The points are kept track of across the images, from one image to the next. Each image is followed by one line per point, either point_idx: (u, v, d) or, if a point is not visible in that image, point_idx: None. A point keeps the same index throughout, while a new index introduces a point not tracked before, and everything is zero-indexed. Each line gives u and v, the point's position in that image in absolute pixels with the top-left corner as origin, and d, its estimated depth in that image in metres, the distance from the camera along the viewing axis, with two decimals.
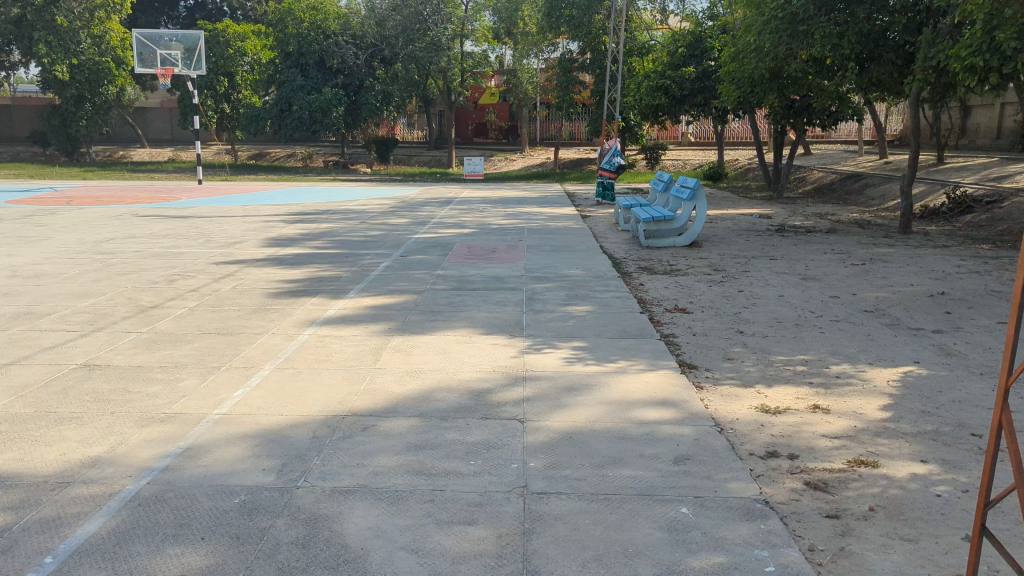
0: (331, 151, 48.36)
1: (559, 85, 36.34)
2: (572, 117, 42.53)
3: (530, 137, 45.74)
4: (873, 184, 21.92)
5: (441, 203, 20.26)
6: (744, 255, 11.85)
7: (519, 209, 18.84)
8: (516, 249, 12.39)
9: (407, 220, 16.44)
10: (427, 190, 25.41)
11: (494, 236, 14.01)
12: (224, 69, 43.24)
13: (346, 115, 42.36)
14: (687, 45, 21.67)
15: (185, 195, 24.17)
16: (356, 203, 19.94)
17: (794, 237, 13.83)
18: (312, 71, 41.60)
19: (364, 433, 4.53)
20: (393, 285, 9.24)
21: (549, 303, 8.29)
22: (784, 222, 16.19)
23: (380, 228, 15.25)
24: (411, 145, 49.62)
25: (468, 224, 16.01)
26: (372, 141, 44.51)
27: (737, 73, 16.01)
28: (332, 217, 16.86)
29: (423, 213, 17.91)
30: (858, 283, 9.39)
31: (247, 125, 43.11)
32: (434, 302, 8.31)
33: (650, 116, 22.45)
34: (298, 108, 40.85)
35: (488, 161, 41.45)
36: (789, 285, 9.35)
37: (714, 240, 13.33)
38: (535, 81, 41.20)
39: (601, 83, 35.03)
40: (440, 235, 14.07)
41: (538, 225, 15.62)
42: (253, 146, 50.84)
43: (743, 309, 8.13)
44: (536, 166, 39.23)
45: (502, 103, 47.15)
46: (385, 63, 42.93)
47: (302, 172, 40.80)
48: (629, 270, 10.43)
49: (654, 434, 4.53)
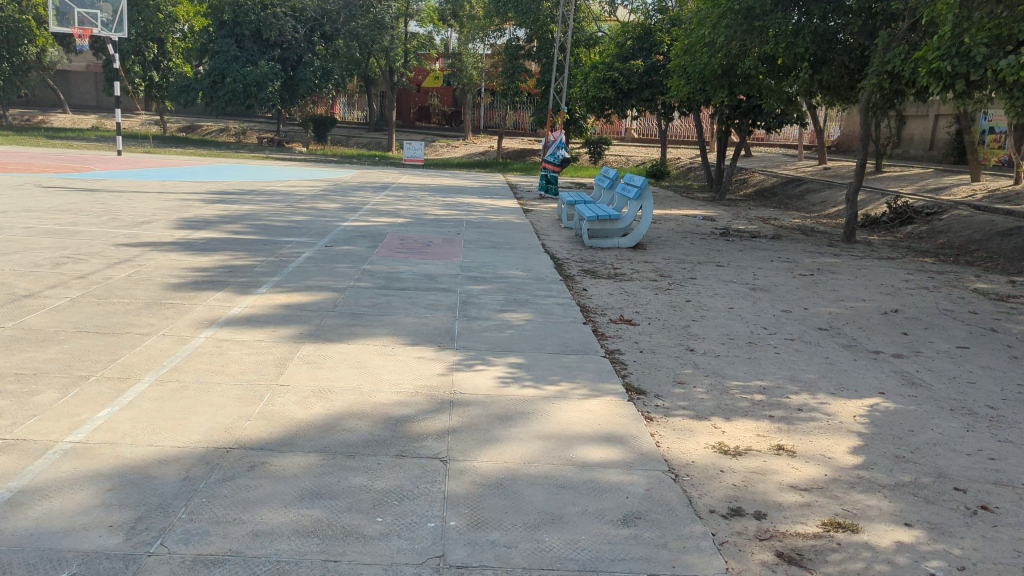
0: (266, 128, 46.54)
1: (504, 72, 35.56)
2: (516, 106, 41.80)
3: (473, 124, 44.78)
4: (814, 189, 21.82)
5: (376, 189, 19.28)
6: (689, 259, 11.34)
7: (457, 199, 18.01)
8: (453, 244, 11.59)
9: (338, 206, 15.46)
10: (363, 173, 24.34)
11: (429, 228, 13.18)
12: (154, 34, 41.03)
13: (282, 91, 40.75)
14: (636, 37, 21.11)
15: (101, 166, 22.54)
16: (285, 184, 18.78)
17: (739, 242, 13.41)
18: (248, 43, 40.04)
19: (250, 475, 3.72)
20: (313, 280, 8.37)
21: (483, 307, 7.55)
22: (728, 226, 15.79)
23: (308, 212, 14.24)
24: (351, 126, 48.13)
25: (403, 212, 15.13)
26: (310, 120, 42.89)
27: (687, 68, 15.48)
28: (256, 198, 15.75)
29: (356, 198, 16.93)
30: (809, 296, 8.94)
31: (176, 95, 41.09)
32: (356, 302, 7.48)
33: (597, 108, 21.84)
34: (231, 80, 39.11)
35: (430, 146, 40.43)
36: (738, 297, 8.82)
37: (658, 242, 12.79)
38: (480, 66, 40.24)
39: (547, 72, 34.32)
40: (372, 223, 13.18)
41: (476, 218, 14.85)
42: (184, 118, 48.59)
43: (693, 322, 7.56)
44: (478, 154, 38.39)
45: (446, 87, 46.09)
46: (324, 39, 41.68)
47: (234, 148, 39.07)
48: (570, 273, 9.77)
49: (599, 481, 3.84)
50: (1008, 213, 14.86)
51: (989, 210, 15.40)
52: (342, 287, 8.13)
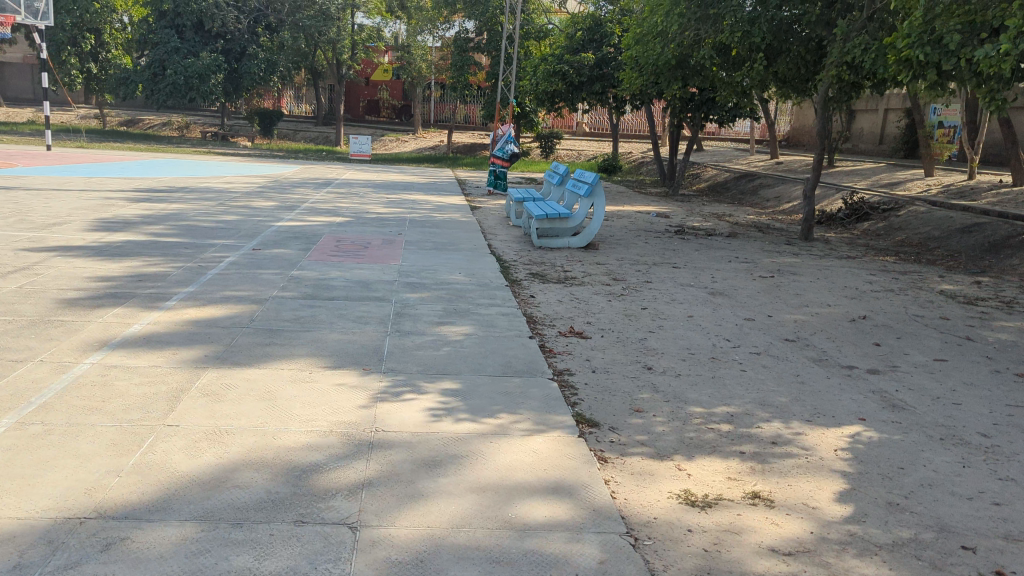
0: (209, 122, 44.83)
1: (454, 65, 34.64)
2: (468, 99, 40.92)
3: (424, 118, 43.76)
4: (768, 184, 21.46)
5: (317, 185, 18.30)
6: (644, 260, 10.72)
7: (402, 196, 17.15)
8: (394, 245, 10.77)
9: (273, 204, 14.48)
10: (306, 168, 23.26)
11: (369, 227, 12.33)
12: (90, 24, 39.08)
13: (226, 83, 39.21)
14: (586, 29, 20.47)
15: (22, 160, 21.03)
16: (219, 181, 17.65)
17: (694, 241, 12.85)
18: (189, 34, 38.41)
19: (103, 561, 2.96)
20: (230, 289, 7.50)
21: (419, 320, 6.79)
22: (682, 223, 15.24)
23: (240, 211, 13.25)
24: (297, 120, 46.70)
25: (343, 210, 14.23)
26: (255, 114, 41.38)
27: (638, 61, 14.86)
28: (185, 195, 14.67)
29: (293, 195, 15.95)
30: (771, 302, 8.40)
31: (113, 88, 39.23)
32: (275, 315, 6.66)
33: (547, 102, 21.14)
34: (172, 73, 37.46)
35: (379, 141, 39.35)
36: (697, 303, 8.23)
37: (611, 241, 12.16)
38: (430, 59, 39.22)
39: (498, 65, 33.53)
40: (307, 223, 12.27)
41: (420, 216, 14.04)
42: (122, 111, 46.53)
43: (650, 334, 6.93)
44: (429, 149, 37.43)
45: (395, 80, 44.99)
46: (269, 30, 40.30)
47: (176, 143, 37.43)
48: (518, 276, 9.07)
49: (543, 554, 3.17)
50: (963, 209, 14.60)
51: (945, 206, 15.12)
52: (263, 297, 7.28)
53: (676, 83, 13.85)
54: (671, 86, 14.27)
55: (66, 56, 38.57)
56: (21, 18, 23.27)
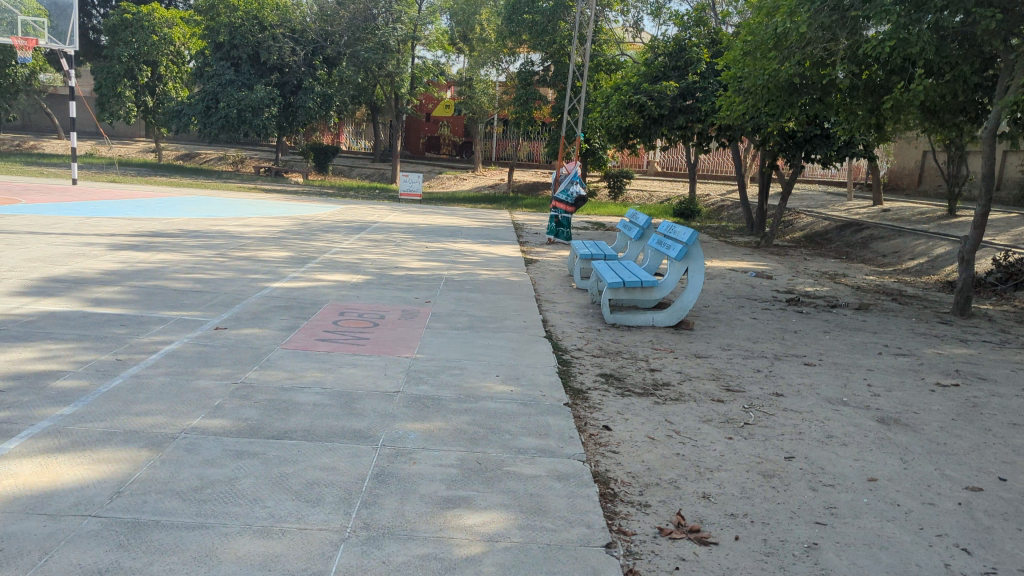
0: (266, 157, 43.40)
1: (517, 98, 32.04)
2: (531, 136, 38.35)
3: (485, 155, 41.46)
4: (880, 235, 18.06)
5: (350, 230, 15.80)
6: (762, 351, 7.67)
7: (446, 244, 14.47)
8: (416, 321, 7.96)
9: (284, 254, 11.96)
10: (347, 209, 20.89)
11: (391, 289, 9.60)
12: (146, 56, 38.04)
13: (279, 117, 37.51)
14: (668, 55, 17.76)
15: (41, 194, 19.21)
16: (235, 223, 15.30)
17: (818, 316, 9.74)
18: (245, 66, 37.04)
19: None
20: (130, 410, 4.77)
21: (411, 495, 3.91)
22: (790, 286, 12.12)
23: (236, 264, 10.71)
24: (355, 156, 44.94)
25: (369, 264, 11.60)
26: (310, 148, 39.62)
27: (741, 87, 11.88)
28: (182, 241, 12.25)
29: (314, 242, 13.43)
30: (990, 450, 5.26)
31: (168, 121, 37.92)
32: (167, 479, 3.89)
33: (620, 139, 18.28)
34: (225, 105, 35.99)
35: (436, 178, 37.02)
36: (872, 449, 5.15)
37: (708, 317, 9.14)
38: (492, 94, 36.66)
39: (564, 99, 30.88)
40: (315, 284, 9.63)
41: (462, 273, 11.30)
42: (180, 145, 45.61)
43: (820, 531, 3.90)
44: (489, 187, 34.99)
45: (457, 116, 42.78)
46: (327, 63, 38.55)
47: (226, 178, 35.82)
48: (585, 385, 6.12)
49: None
50: None
51: None
52: (169, 428, 4.53)
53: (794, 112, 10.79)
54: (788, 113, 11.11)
55: (122, 88, 37.74)
56: (46, 42, 21.66)
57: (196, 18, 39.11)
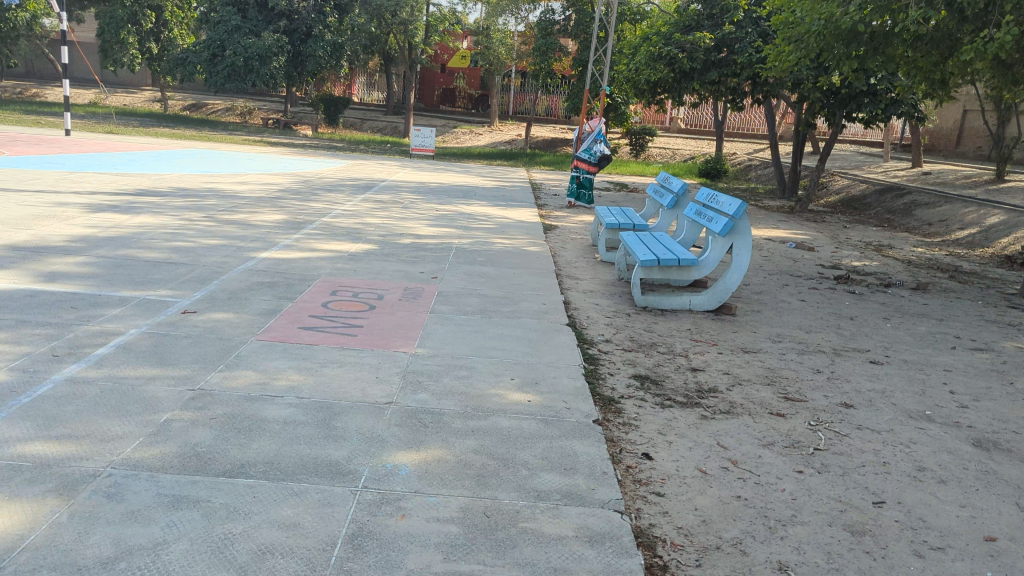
0: (275, 108, 42.12)
1: (536, 49, 30.48)
2: (550, 89, 36.89)
3: (502, 109, 40.02)
4: (924, 202, 16.82)
5: (355, 189, 14.74)
6: (819, 344, 6.60)
7: (457, 206, 13.39)
8: (419, 303, 6.90)
9: (280, 218, 10.94)
10: (355, 165, 19.79)
11: (393, 261, 8.57)
12: (151, 1, 36.68)
13: (287, 66, 36.17)
14: (703, 2, 16.42)
15: (32, 146, 18.24)
16: (232, 181, 14.29)
17: (874, 297, 8.63)
18: (252, 12, 35.62)
19: None
20: (48, 433, 3.80)
21: (393, 572, 2.92)
22: (835, 259, 11.00)
23: (225, 228, 9.71)
24: (367, 108, 43.58)
25: (371, 230, 10.57)
26: (319, 100, 38.30)
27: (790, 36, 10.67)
28: (168, 201, 11.27)
29: (315, 203, 12.40)
30: None
31: (172, 69, 36.61)
32: (69, 547, 2.93)
33: (648, 94, 17.06)
34: (231, 53, 34.68)
35: (450, 132, 35.72)
36: (980, 488, 4.10)
37: (750, 300, 8.05)
38: (510, 45, 35.06)
39: (586, 50, 29.36)
40: (308, 255, 8.59)
41: (473, 242, 10.25)
42: (189, 95, 44.39)
43: None
44: (504, 143, 33.70)
45: (473, 68, 41.26)
46: (338, 10, 37.04)
47: (232, 130, 34.65)
48: (618, 391, 5.08)
49: None
50: None
51: None
52: (92, 461, 3.56)
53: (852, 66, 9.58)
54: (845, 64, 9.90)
55: (125, 34, 36.46)
56: None
57: None
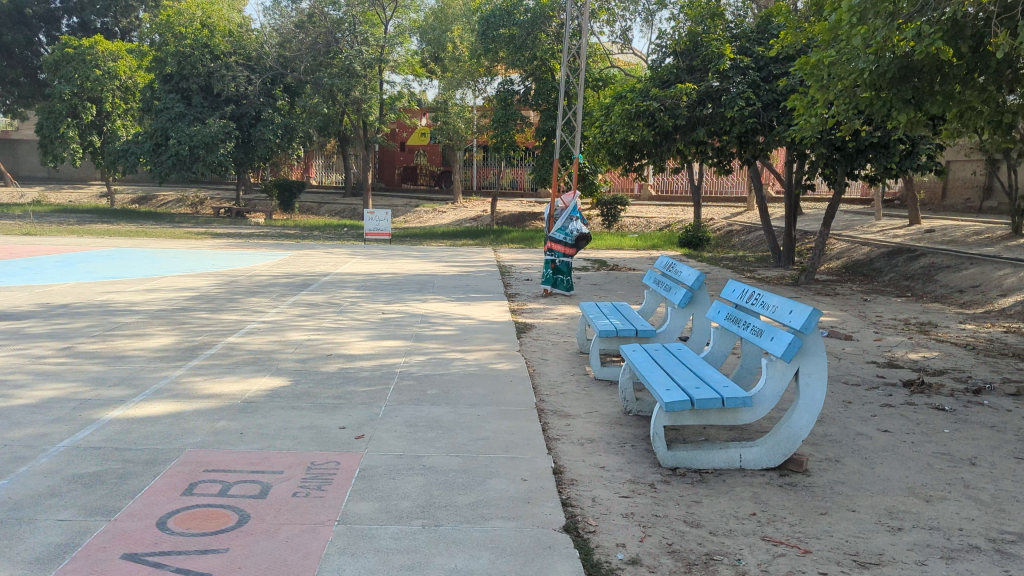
0: (227, 196, 39.53)
1: (496, 121, 28.41)
2: (515, 162, 34.95)
3: (466, 184, 38.22)
4: (947, 264, 14.82)
5: (286, 286, 12.18)
6: (965, 533, 4.15)
7: (408, 304, 10.97)
8: (326, 499, 4.34)
9: (171, 338, 8.32)
10: (299, 256, 17.29)
11: (304, 406, 6.03)
12: (91, 93, 34.10)
13: (236, 151, 33.60)
14: (680, 54, 14.54)
15: None
16: (135, 290, 11.25)
17: (974, 416, 6.29)
18: (196, 98, 33.14)
19: None
20: None
21: None
22: (884, 352, 8.73)
23: (80, 367, 7.05)
24: (325, 191, 41.35)
25: (290, 348, 8.05)
26: (273, 185, 35.87)
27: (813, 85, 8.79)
28: (25, 325, 8.55)
29: (226, 312, 9.77)
30: None
31: (114, 161, 33.80)
32: None
33: (623, 159, 15.04)
34: (175, 142, 31.97)
35: (412, 212, 33.47)
36: None
37: (817, 441, 5.63)
38: (472, 120, 33.10)
39: (552, 120, 27.49)
40: (184, 406, 5.99)
41: (424, 359, 7.76)
42: (136, 187, 41.73)
43: None
44: (470, 220, 31.51)
45: (433, 144, 39.34)
46: (288, 92, 34.94)
47: (177, 221, 31.78)
48: None
49: None
50: None
51: None
52: None
53: (906, 114, 7.69)
54: (895, 111, 7.95)
55: (65, 128, 33.70)
56: None
57: (143, 49, 35.29)
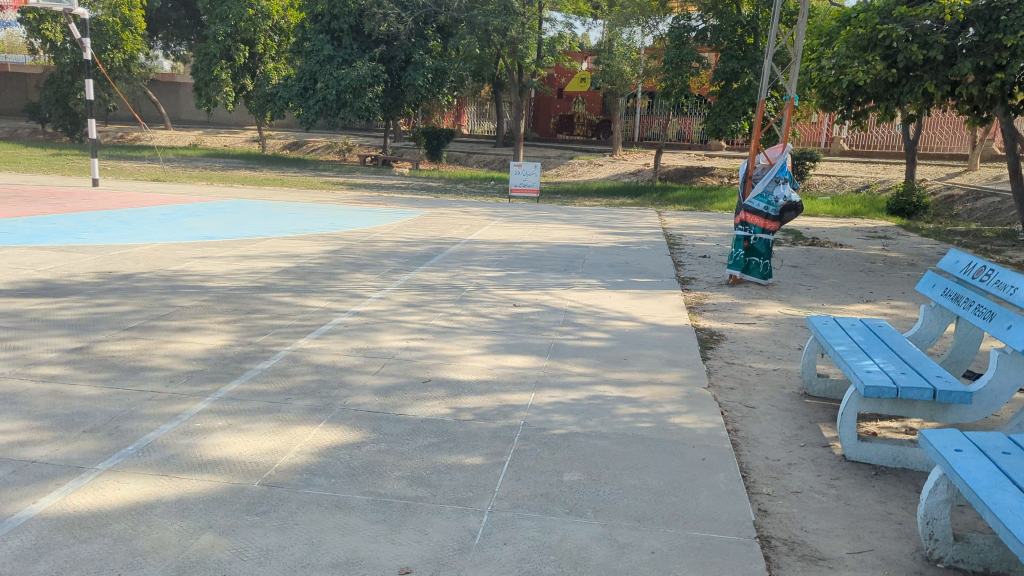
0: (376, 143, 38.36)
1: (667, 61, 24.58)
2: (684, 111, 31.17)
3: (626, 135, 34.89)
4: None
5: (404, 257, 9.80)
6: None
7: (553, 290, 8.28)
8: None
9: (224, 329, 6.05)
10: (431, 215, 14.93)
11: (354, 509, 3.50)
12: (245, 34, 33.31)
13: (385, 97, 31.83)
14: None
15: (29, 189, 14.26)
16: (226, 254, 9.10)
17: None
18: (346, 40, 31.50)
19: None
20: None
21: None
22: None
23: (69, 377, 4.85)
24: (475, 140, 39.33)
25: (375, 362, 5.55)
26: (420, 133, 34.07)
27: None
28: (50, 295, 6.51)
29: (313, 292, 7.42)
30: None
31: (264, 105, 33.11)
32: None
33: (842, 103, 11.55)
34: (323, 86, 30.66)
35: (566, 164, 30.81)
36: None
37: None
38: (639, 64, 29.52)
39: (734, 61, 23.59)
40: (168, 482, 3.61)
41: (566, 398, 5.06)
42: (290, 132, 41.38)
43: None
44: (628, 175, 28.35)
45: (593, 90, 36.14)
46: (442, 33, 32.69)
47: (321, 169, 30.61)
48: None
49: None
50: None
51: None
52: None
53: None
54: None
55: (219, 70, 33.29)
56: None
57: None
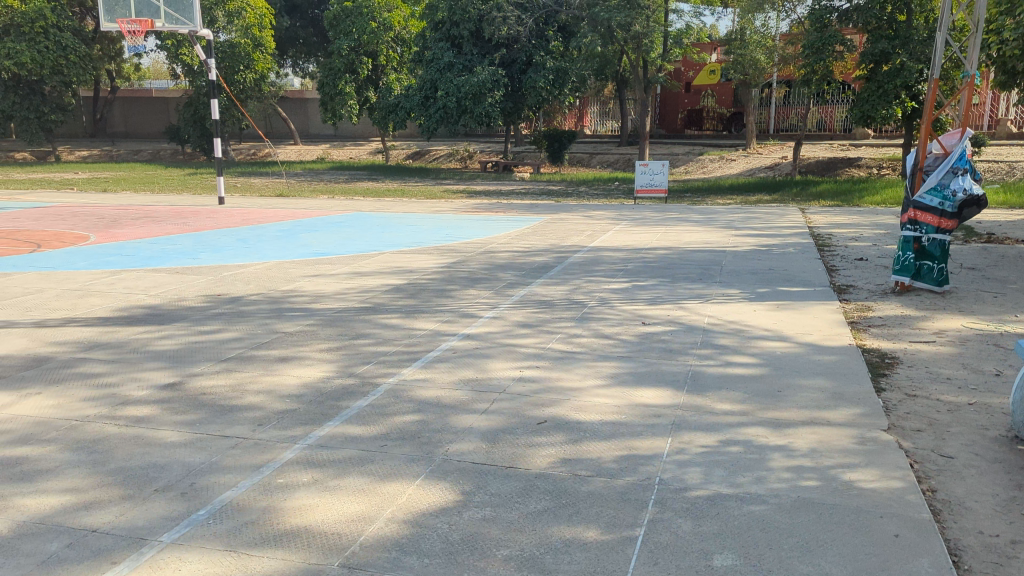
0: (497, 148, 38.14)
1: (807, 46, 22.79)
2: (824, 99, 29.02)
3: (761, 127, 32.94)
4: None
5: (522, 269, 9.13)
6: None
7: (686, 304, 7.35)
8: None
9: (323, 359, 5.56)
10: (553, 222, 14.22)
11: None
12: (368, 47, 33.89)
13: (505, 101, 31.53)
14: None
15: (161, 208, 14.66)
16: (337, 271, 8.73)
17: None
18: (466, 46, 31.39)
19: None
20: None
21: None
22: None
23: (154, 419, 4.45)
24: (598, 141, 38.41)
25: (483, 397, 4.86)
26: (541, 136, 33.53)
27: None
28: (154, 323, 6.26)
29: (422, 313, 6.87)
30: None
31: (386, 116, 33.56)
32: None
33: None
34: (443, 94, 30.67)
35: (696, 161, 29.38)
36: None
37: None
38: (773, 51, 27.69)
39: (882, 40, 21.54)
40: (235, 562, 3.04)
41: (710, 445, 4.17)
42: (413, 142, 41.91)
43: None
44: (762, 171, 26.62)
45: (724, 83, 34.38)
46: (563, 32, 31.99)
47: (442, 177, 30.62)
48: None
49: None
50: None
51: None
52: None
53: None
54: None
55: (344, 84, 34.04)
56: (162, 24, 18.05)
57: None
